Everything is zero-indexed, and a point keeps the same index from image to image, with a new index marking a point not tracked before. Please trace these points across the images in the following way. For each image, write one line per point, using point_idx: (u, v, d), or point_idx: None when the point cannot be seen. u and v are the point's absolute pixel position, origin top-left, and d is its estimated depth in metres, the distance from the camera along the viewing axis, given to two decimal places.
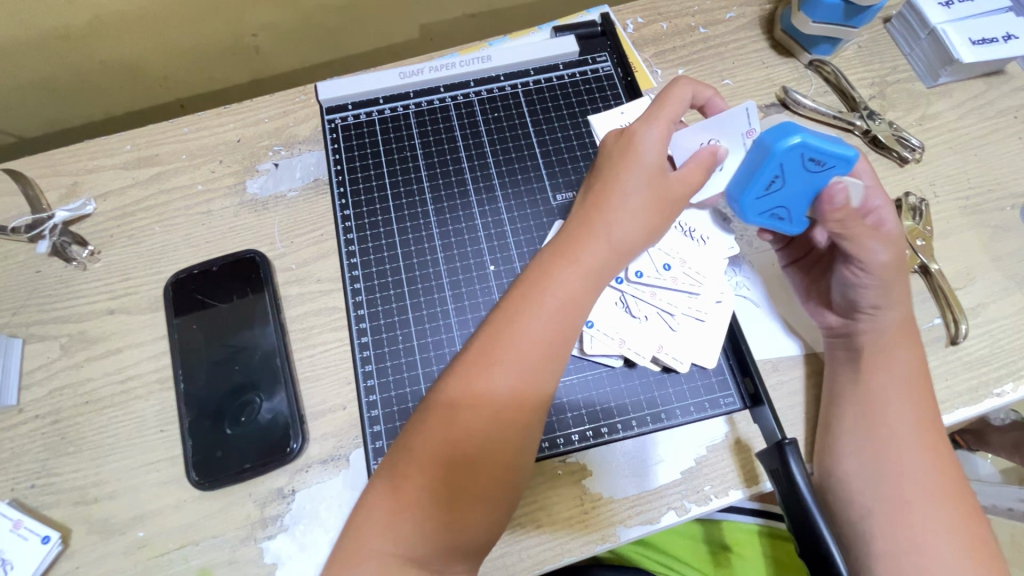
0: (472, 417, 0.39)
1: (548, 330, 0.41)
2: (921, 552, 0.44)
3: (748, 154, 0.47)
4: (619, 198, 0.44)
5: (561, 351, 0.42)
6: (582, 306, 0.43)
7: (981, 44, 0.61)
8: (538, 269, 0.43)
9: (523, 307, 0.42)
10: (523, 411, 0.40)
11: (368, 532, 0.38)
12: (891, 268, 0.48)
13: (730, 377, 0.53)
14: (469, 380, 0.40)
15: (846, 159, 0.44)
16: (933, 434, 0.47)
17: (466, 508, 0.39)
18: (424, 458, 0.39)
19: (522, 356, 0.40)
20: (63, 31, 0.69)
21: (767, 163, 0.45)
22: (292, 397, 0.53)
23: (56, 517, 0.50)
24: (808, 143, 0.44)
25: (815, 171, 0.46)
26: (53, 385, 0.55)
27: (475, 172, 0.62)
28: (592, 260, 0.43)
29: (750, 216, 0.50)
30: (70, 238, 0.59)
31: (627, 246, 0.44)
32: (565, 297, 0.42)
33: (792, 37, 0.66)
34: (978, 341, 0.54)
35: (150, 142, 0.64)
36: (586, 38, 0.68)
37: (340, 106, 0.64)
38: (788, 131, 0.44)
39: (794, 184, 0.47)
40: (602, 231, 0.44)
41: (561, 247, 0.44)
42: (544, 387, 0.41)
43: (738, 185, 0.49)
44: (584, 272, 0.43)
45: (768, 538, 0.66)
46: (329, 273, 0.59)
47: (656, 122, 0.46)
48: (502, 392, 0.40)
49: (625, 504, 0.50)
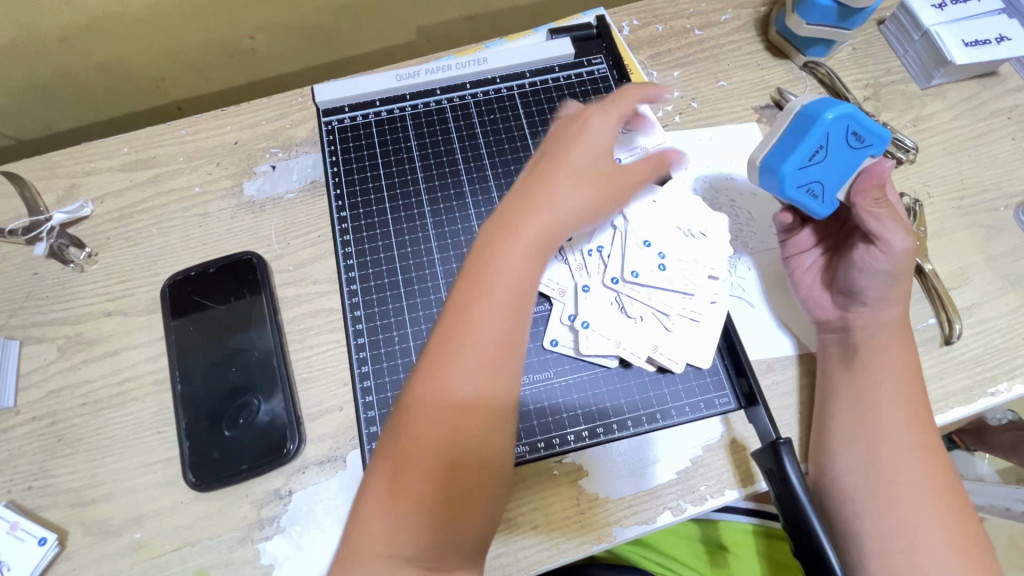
0: (443, 407, 0.40)
1: (506, 310, 0.42)
2: (914, 551, 0.44)
3: (791, 126, 0.50)
4: (567, 174, 0.45)
5: (521, 326, 0.42)
6: (538, 280, 0.43)
7: (974, 45, 0.62)
8: (490, 248, 0.43)
9: (476, 288, 0.42)
10: (491, 394, 0.40)
11: (363, 535, 0.38)
12: (906, 257, 0.49)
13: (725, 376, 0.53)
14: (434, 370, 0.40)
15: (880, 137, 0.48)
16: (926, 433, 0.47)
17: (456, 503, 0.39)
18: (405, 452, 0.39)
19: (482, 338, 0.41)
20: (60, 33, 0.69)
21: (814, 129, 0.48)
22: (289, 398, 0.53)
23: (53, 519, 0.50)
24: (854, 115, 0.47)
25: (854, 147, 0.48)
26: (50, 387, 0.55)
27: (471, 173, 0.62)
28: (543, 235, 0.43)
29: (789, 189, 0.50)
30: (67, 240, 0.59)
31: (580, 218, 0.45)
32: (519, 275, 0.42)
33: (787, 39, 0.66)
34: (972, 341, 0.55)
35: (148, 144, 0.65)
36: (581, 40, 0.68)
37: (337, 108, 0.65)
38: (833, 104, 0.48)
39: (834, 157, 0.49)
40: (549, 203, 0.44)
41: (511, 224, 0.43)
42: (510, 367, 0.41)
43: (779, 155, 0.50)
44: (535, 246, 0.43)
45: (763, 538, 0.67)
46: (326, 275, 0.59)
47: (605, 114, 0.48)
48: (467, 380, 0.40)
49: (621, 504, 0.50)
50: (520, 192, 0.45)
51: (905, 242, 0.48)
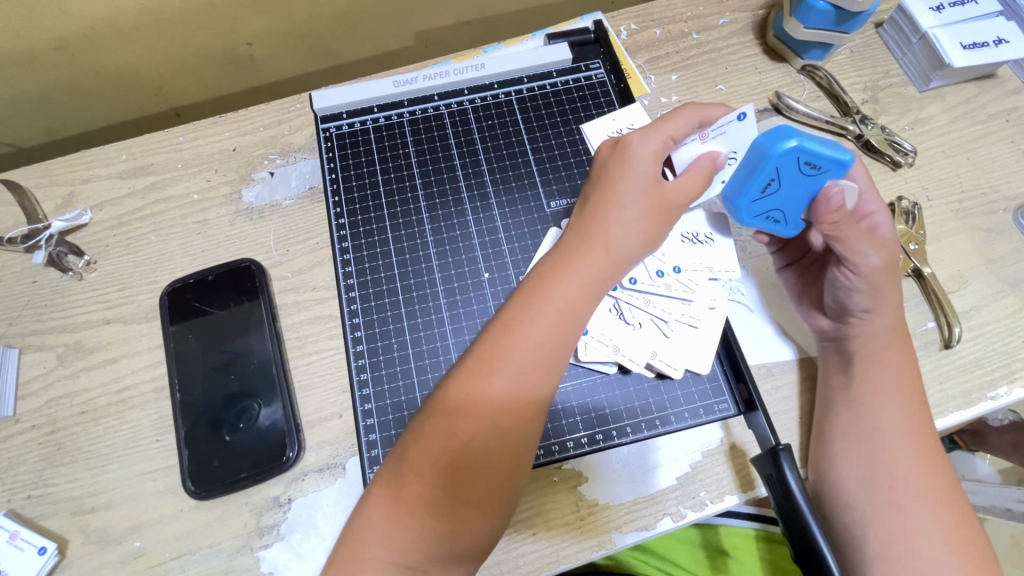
0: (469, 425, 0.40)
1: (545, 341, 0.41)
2: (914, 557, 0.44)
3: (744, 158, 0.48)
4: (617, 206, 0.45)
5: (557, 359, 0.42)
6: (580, 318, 0.43)
7: (972, 48, 0.61)
8: (540, 276, 0.44)
9: (519, 315, 0.42)
10: (522, 421, 0.40)
11: (368, 540, 0.38)
12: (882, 273, 0.48)
13: (724, 382, 0.53)
14: (464, 389, 0.40)
15: (841, 162, 0.45)
16: (924, 438, 0.47)
17: (465, 517, 0.39)
18: (422, 465, 0.39)
19: (520, 364, 0.41)
20: (59, 41, 0.69)
21: (763, 166, 0.46)
22: (289, 405, 0.53)
23: (52, 528, 0.50)
24: (805, 147, 0.45)
25: (810, 175, 0.47)
26: (49, 395, 0.55)
27: (469, 180, 0.62)
28: (593, 273, 0.43)
29: (747, 219, 0.51)
30: (66, 248, 0.59)
31: (625, 257, 0.44)
32: (563, 313, 0.42)
33: (785, 43, 0.66)
34: (971, 344, 0.55)
35: (146, 151, 0.65)
36: (579, 45, 0.68)
37: (335, 115, 0.65)
38: (786, 135, 0.45)
39: (790, 186, 0.48)
40: (599, 242, 0.44)
41: (562, 257, 0.44)
42: (540, 397, 0.41)
43: (736, 188, 0.49)
44: (581, 284, 0.43)
45: (765, 543, 0.67)
46: (324, 281, 0.59)
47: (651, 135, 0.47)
48: (500, 404, 0.40)
49: (621, 510, 0.50)
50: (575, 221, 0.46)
51: (878, 259, 0.48)
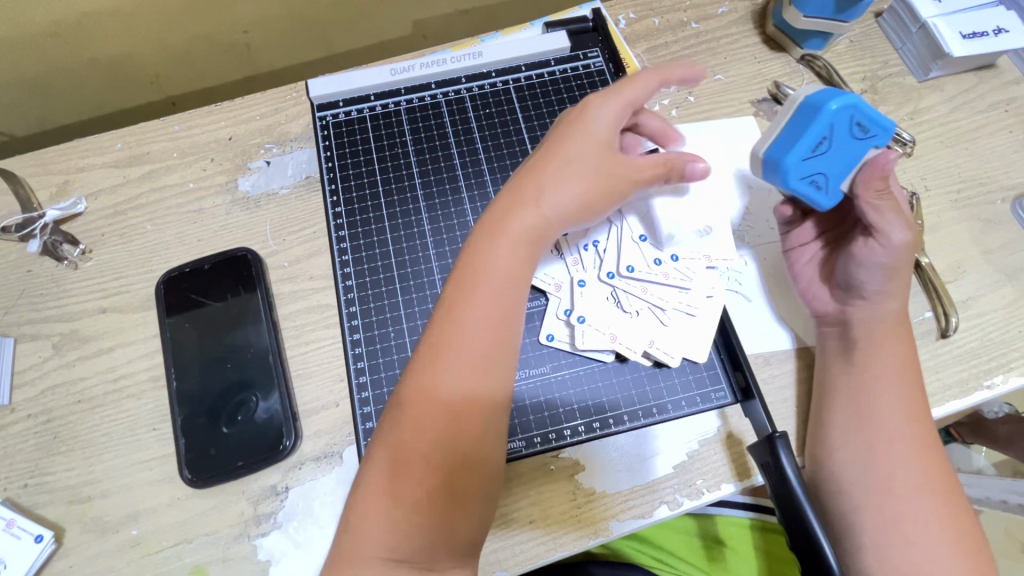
0: (428, 407, 0.40)
1: (488, 309, 0.42)
2: (907, 544, 0.44)
3: (794, 117, 0.49)
4: (552, 170, 0.47)
5: (506, 331, 0.43)
6: (523, 278, 0.44)
7: (970, 37, 0.61)
8: (475, 248, 0.45)
9: (463, 285, 0.43)
10: (481, 393, 0.41)
11: (360, 539, 0.38)
12: (906, 250, 0.49)
13: (722, 370, 0.53)
14: (420, 374, 0.41)
15: (885, 128, 0.47)
16: (919, 425, 0.48)
17: (455, 508, 0.39)
18: (398, 460, 0.39)
19: (468, 335, 0.41)
20: (52, 29, 0.68)
21: (817, 121, 0.47)
22: (286, 395, 0.53)
23: (49, 516, 0.50)
24: (858, 105, 0.47)
25: (858, 139, 0.48)
26: (44, 384, 0.55)
27: (466, 168, 0.62)
28: (525, 232, 0.45)
29: (793, 181, 0.49)
30: (61, 237, 0.59)
31: (562, 215, 0.46)
32: (505, 273, 0.44)
33: (784, 32, 0.66)
34: (968, 334, 0.55)
35: (141, 140, 0.64)
36: (577, 33, 0.67)
37: (332, 103, 0.64)
38: (838, 95, 0.47)
39: (838, 148, 0.48)
40: (532, 203, 0.46)
41: (497, 224, 0.45)
42: (495, 368, 0.42)
43: (783, 146, 0.49)
44: (516, 243, 0.45)
45: (760, 532, 0.67)
46: (321, 271, 0.58)
47: (611, 101, 0.49)
48: (453, 378, 0.41)
49: (618, 498, 0.50)
50: (509, 193, 0.47)
51: (906, 236, 0.49)
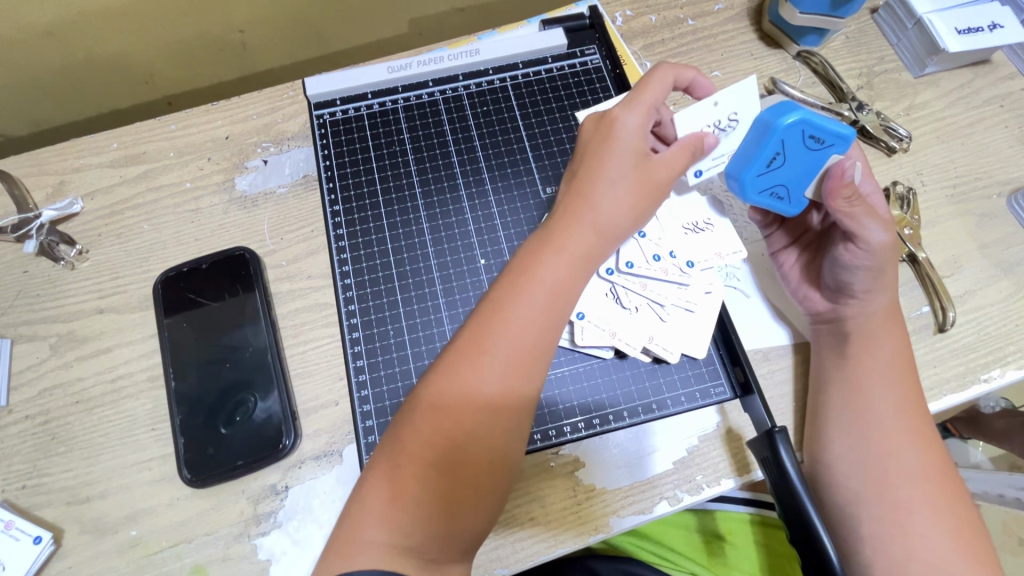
0: (462, 410, 0.39)
1: (535, 326, 0.41)
2: (906, 536, 0.44)
3: (748, 133, 0.49)
4: (603, 181, 0.44)
5: (542, 360, 0.42)
6: (569, 298, 0.43)
7: (967, 33, 0.62)
8: (526, 260, 0.43)
9: (512, 293, 0.42)
10: (514, 407, 0.40)
11: (365, 524, 0.38)
12: (888, 251, 0.48)
13: (721, 366, 0.53)
14: (457, 375, 0.40)
15: (842, 137, 0.46)
16: (917, 418, 0.48)
17: (461, 508, 0.38)
18: (418, 449, 0.39)
19: (511, 347, 0.40)
20: (47, 28, 0.68)
21: (769, 140, 0.47)
22: (285, 394, 0.53)
23: (48, 517, 0.50)
24: (809, 119, 0.46)
25: (814, 149, 0.47)
26: (42, 385, 0.55)
27: (464, 166, 0.62)
28: (580, 250, 0.43)
29: (751, 196, 0.51)
30: (58, 238, 0.59)
31: (615, 231, 0.45)
32: (554, 289, 0.42)
33: (781, 29, 0.66)
34: (965, 328, 0.55)
35: (138, 140, 0.64)
36: (574, 31, 0.68)
37: (329, 101, 0.64)
38: (787, 109, 0.46)
39: (794, 159, 0.48)
40: (586, 217, 0.44)
41: (546, 239, 0.44)
42: (530, 387, 0.41)
43: (739, 164, 0.49)
44: (570, 262, 0.43)
45: (759, 526, 0.66)
46: (320, 269, 0.58)
47: (635, 108, 0.46)
48: (488, 385, 0.40)
49: (619, 495, 0.50)
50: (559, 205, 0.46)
51: (885, 237, 0.48)
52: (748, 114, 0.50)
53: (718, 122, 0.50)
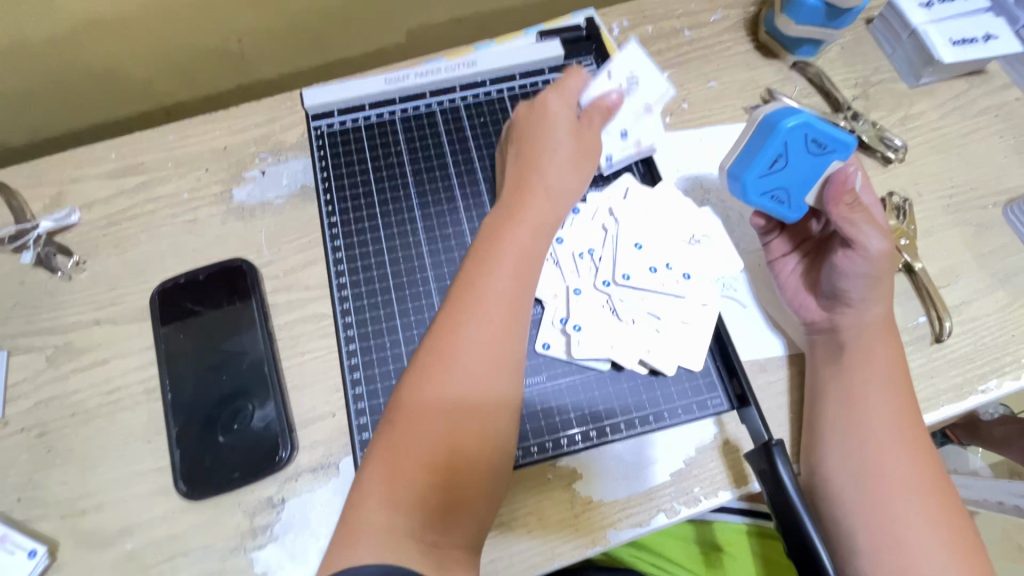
0: (449, 375, 0.42)
1: (506, 285, 0.46)
2: (902, 548, 0.44)
3: (752, 134, 0.50)
4: (546, 157, 0.53)
5: (516, 316, 0.45)
6: (533, 257, 0.48)
7: (960, 44, 0.62)
8: (491, 232, 0.49)
9: (479, 264, 0.47)
10: (498, 363, 0.43)
11: (367, 506, 0.38)
12: (885, 259, 0.49)
13: (718, 378, 0.53)
14: (439, 343, 0.43)
15: (844, 143, 0.48)
16: (913, 430, 0.48)
17: (463, 476, 0.40)
18: (413, 419, 0.41)
19: (486, 307, 0.45)
20: (45, 38, 0.68)
21: (772, 141, 0.48)
22: (282, 405, 0.52)
23: (44, 531, 0.50)
24: (812, 123, 0.47)
25: (815, 154, 0.49)
26: (38, 397, 0.54)
27: (461, 177, 0.62)
28: (539, 214, 0.50)
29: (752, 197, 0.51)
30: (55, 249, 0.59)
31: (564, 194, 0.52)
32: (519, 250, 0.48)
33: (777, 39, 0.66)
34: (962, 339, 0.55)
35: (136, 150, 0.64)
36: (571, 42, 0.68)
37: (326, 113, 0.64)
38: (792, 113, 0.48)
39: (796, 163, 0.49)
40: (540, 188, 0.51)
41: (508, 213, 0.50)
42: (510, 345, 0.45)
43: (742, 165, 0.50)
44: (530, 225, 0.49)
45: (757, 537, 0.67)
46: (317, 280, 0.58)
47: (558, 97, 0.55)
48: (471, 348, 0.43)
49: (616, 507, 0.50)
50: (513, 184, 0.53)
51: (883, 244, 0.49)
52: (642, 71, 0.57)
53: (620, 84, 0.57)
